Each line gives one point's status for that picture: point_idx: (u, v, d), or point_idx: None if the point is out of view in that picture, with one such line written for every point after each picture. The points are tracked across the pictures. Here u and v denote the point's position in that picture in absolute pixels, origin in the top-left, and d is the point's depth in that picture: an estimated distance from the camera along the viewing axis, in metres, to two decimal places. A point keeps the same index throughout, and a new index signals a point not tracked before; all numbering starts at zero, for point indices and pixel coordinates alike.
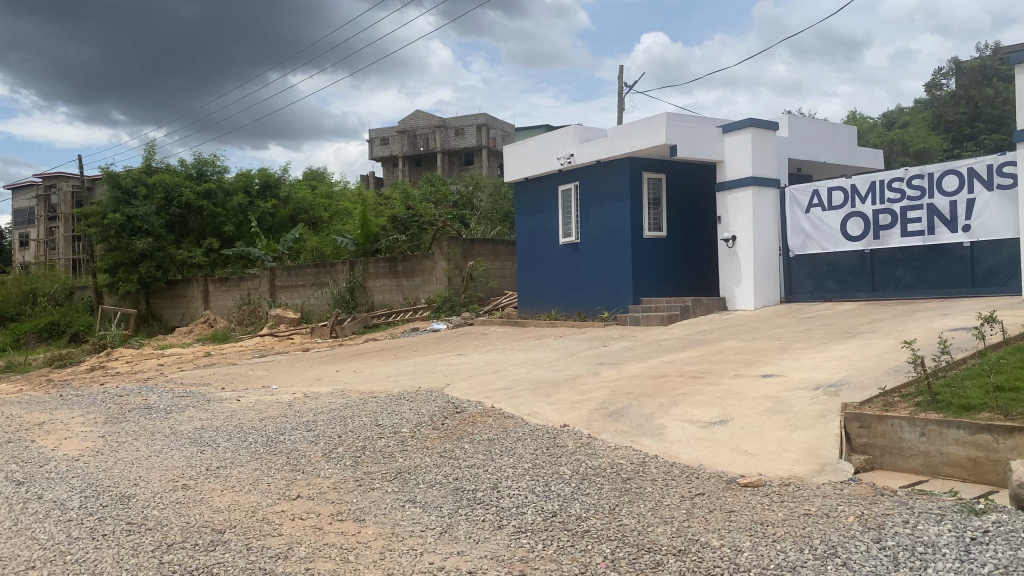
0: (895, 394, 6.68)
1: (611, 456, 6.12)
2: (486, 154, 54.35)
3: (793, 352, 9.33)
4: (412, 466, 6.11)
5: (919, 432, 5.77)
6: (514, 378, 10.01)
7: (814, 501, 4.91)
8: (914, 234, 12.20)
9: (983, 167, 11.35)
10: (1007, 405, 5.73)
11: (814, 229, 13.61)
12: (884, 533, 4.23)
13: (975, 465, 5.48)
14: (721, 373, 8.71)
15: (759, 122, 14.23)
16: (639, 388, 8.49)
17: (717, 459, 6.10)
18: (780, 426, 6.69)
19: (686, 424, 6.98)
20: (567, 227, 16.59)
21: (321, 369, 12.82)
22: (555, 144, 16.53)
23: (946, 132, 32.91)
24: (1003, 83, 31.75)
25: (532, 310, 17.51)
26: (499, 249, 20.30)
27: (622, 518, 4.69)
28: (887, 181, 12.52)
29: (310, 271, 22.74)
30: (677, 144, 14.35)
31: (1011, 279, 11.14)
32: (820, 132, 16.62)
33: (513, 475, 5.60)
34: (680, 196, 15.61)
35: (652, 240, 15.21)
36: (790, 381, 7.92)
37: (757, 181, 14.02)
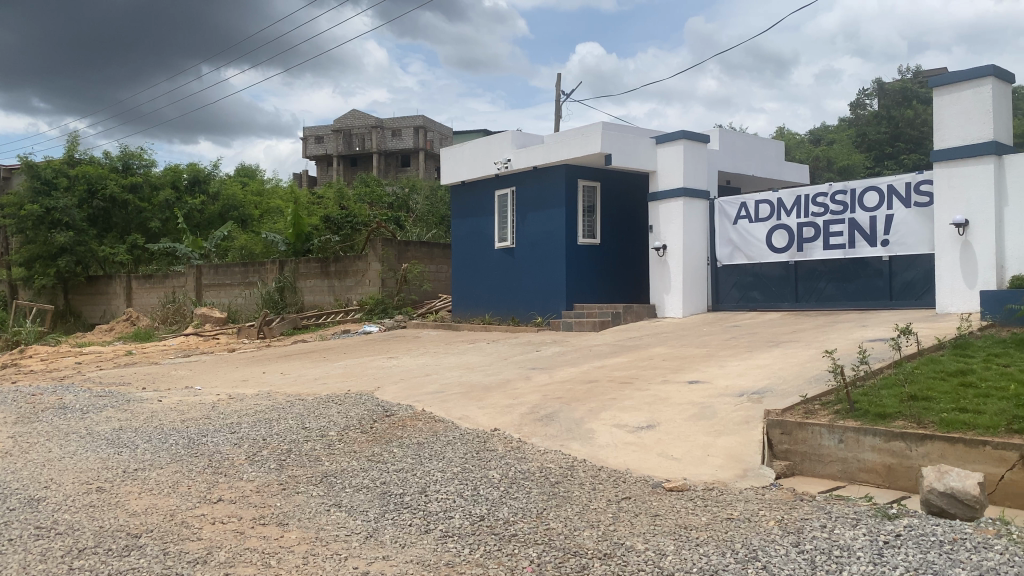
0: (816, 401, 6.88)
1: (541, 460, 6.14)
2: (422, 156, 54.14)
3: (719, 359, 9.55)
4: (338, 470, 6.01)
5: (837, 438, 5.96)
6: (445, 381, 9.96)
7: (737, 506, 5.02)
8: (836, 247, 12.60)
9: (902, 185, 11.77)
10: (920, 413, 5.97)
11: (741, 240, 13.96)
12: (803, 537, 4.35)
13: (888, 472, 5.70)
14: (649, 379, 8.85)
15: (691, 134, 14.51)
16: (569, 392, 8.55)
17: (643, 464, 6.18)
18: (704, 432, 6.82)
19: (614, 429, 7.06)
20: (503, 231, 16.60)
21: (247, 371, 12.54)
22: (492, 148, 16.51)
23: (868, 151, 34.10)
24: (921, 105, 33.16)
25: (467, 313, 17.47)
26: (435, 253, 20.19)
27: (550, 522, 4.71)
28: (811, 195, 12.90)
29: (238, 270, 22.28)
30: (611, 153, 14.53)
31: (926, 294, 11.60)
32: (749, 146, 17.03)
33: (442, 480, 5.57)
34: (614, 204, 15.79)
35: (586, 247, 15.36)
36: (714, 388, 8.07)
37: (688, 192, 14.29)
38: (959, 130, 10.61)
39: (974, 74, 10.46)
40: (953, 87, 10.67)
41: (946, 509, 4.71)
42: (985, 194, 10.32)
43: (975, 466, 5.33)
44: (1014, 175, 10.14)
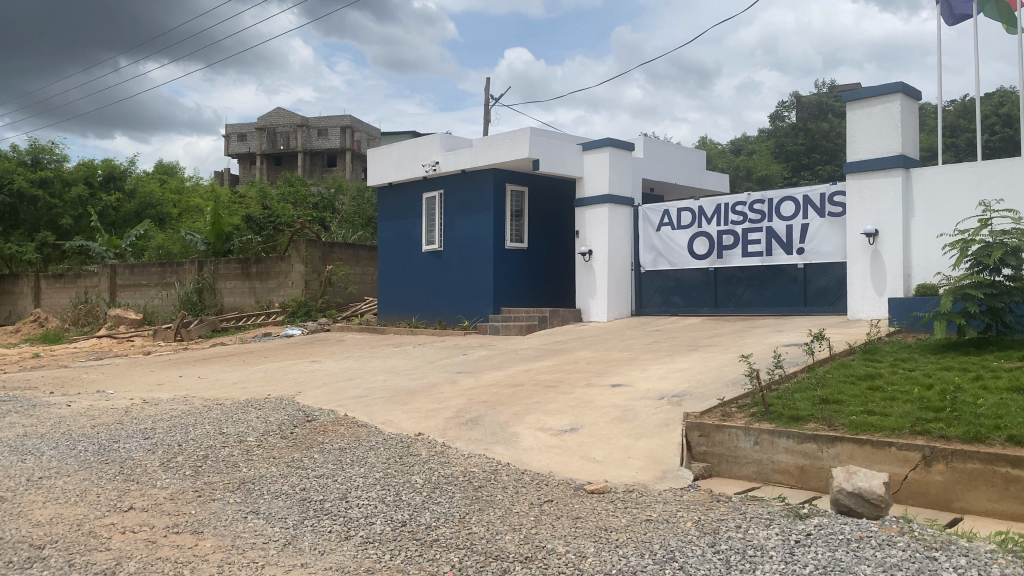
0: (733, 404, 7.06)
1: (464, 464, 6.13)
2: (349, 156, 53.51)
3: (642, 363, 9.71)
4: (256, 476, 5.88)
5: (753, 440, 6.15)
6: (369, 386, 9.85)
7: (656, 507, 5.11)
8: (754, 255, 12.96)
9: (817, 196, 12.20)
10: (831, 416, 6.20)
11: (663, 246, 14.25)
12: (718, 538, 4.46)
13: (801, 472, 5.91)
14: (574, 383, 8.93)
15: (617, 142, 14.75)
16: (494, 396, 8.57)
17: (566, 467, 6.24)
18: (626, 434, 6.92)
19: (538, 432, 7.10)
20: (431, 234, 16.51)
21: (162, 374, 12.15)
22: (420, 151, 16.42)
23: (786, 161, 35.18)
24: (836, 119, 34.50)
25: (393, 316, 17.31)
26: (361, 254, 20.01)
27: (472, 526, 4.70)
28: (731, 204, 13.25)
29: (154, 270, 21.59)
30: (539, 158, 14.63)
31: (838, 300, 12.04)
32: (672, 155, 17.39)
33: (363, 485, 5.51)
34: (540, 209, 15.91)
35: (513, 251, 15.44)
36: (637, 391, 8.21)
37: (613, 198, 14.51)
38: (871, 144, 11.07)
39: (884, 90, 10.94)
40: (864, 102, 11.13)
41: (854, 508, 4.89)
42: (894, 205, 10.76)
43: (882, 466, 5.56)
44: (920, 188, 10.61)
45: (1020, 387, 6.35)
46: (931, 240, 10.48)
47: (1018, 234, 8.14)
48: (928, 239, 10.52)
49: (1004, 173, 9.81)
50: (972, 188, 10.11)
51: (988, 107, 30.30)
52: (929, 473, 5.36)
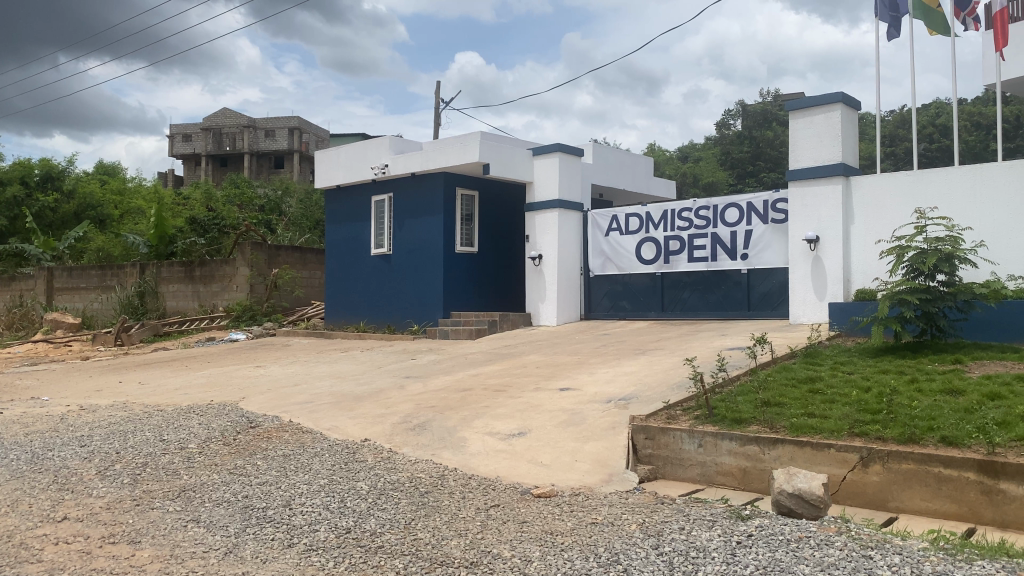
0: (678, 407, 7.15)
1: (410, 470, 6.10)
2: (297, 158, 52.87)
3: (589, 367, 9.78)
4: (197, 483, 5.77)
5: (697, 443, 6.25)
6: (315, 391, 9.72)
7: (601, 510, 5.15)
8: (699, 260, 13.17)
9: (760, 203, 12.44)
10: (773, 418, 6.32)
11: (612, 251, 14.39)
12: (662, 540, 4.51)
13: (743, 474, 6.02)
14: (522, 387, 8.94)
15: (566, 148, 14.85)
16: (442, 401, 8.54)
17: (513, 471, 6.25)
18: (573, 438, 6.96)
19: (486, 437, 7.10)
20: (379, 237, 16.39)
21: (101, 381, 11.84)
22: (368, 154, 16.30)
23: (731, 168, 35.79)
24: (780, 128, 35.26)
25: (341, 321, 17.14)
26: (308, 258, 19.80)
27: (417, 532, 4.68)
28: (677, 210, 13.44)
29: (94, 273, 21.06)
30: (489, 162, 14.64)
31: (780, 305, 12.29)
32: (620, 161, 17.57)
33: (307, 492, 5.44)
34: (490, 213, 15.94)
35: (463, 255, 15.42)
36: (584, 395, 8.25)
37: (562, 203, 14.60)
38: (813, 152, 11.34)
39: (825, 100, 11.21)
40: (807, 112, 11.41)
41: (794, 508, 5.00)
42: (834, 212, 11.03)
43: (821, 467, 5.70)
44: (859, 195, 10.89)
45: (951, 389, 6.57)
46: (869, 246, 10.77)
47: (951, 241, 8.42)
48: (866, 246, 10.81)
49: (939, 181, 10.12)
50: (908, 195, 10.42)
51: (924, 118, 31.28)
52: (867, 474, 5.50)
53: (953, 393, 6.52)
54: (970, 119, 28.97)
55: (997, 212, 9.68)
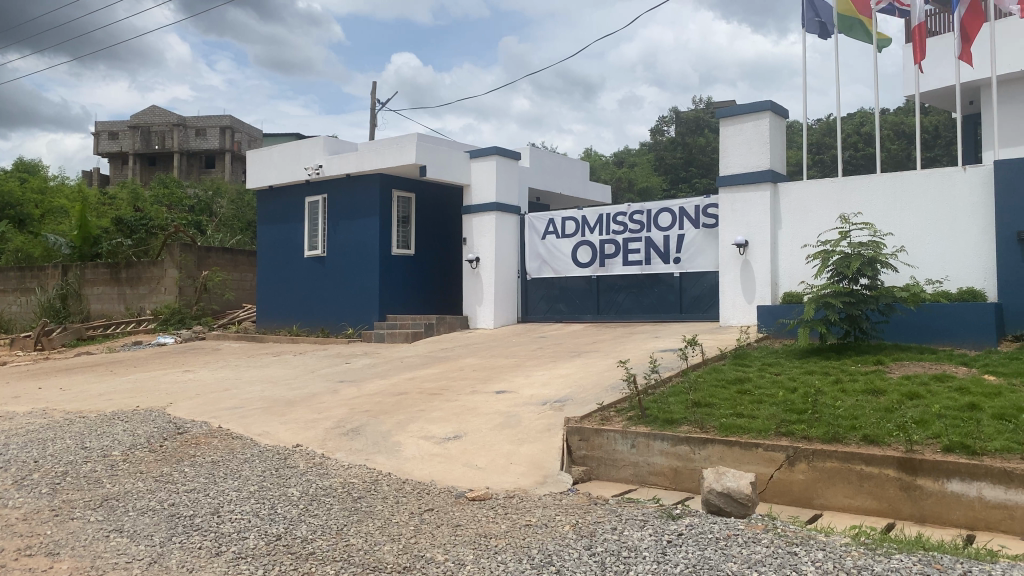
0: (612, 408, 7.25)
1: (343, 475, 6.04)
2: (229, 158, 51.77)
3: (525, 369, 9.82)
4: (121, 492, 5.60)
5: (630, 444, 6.34)
6: (246, 396, 9.53)
7: (535, 512, 5.18)
8: (633, 264, 13.34)
9: (692, 208, 12.69)
10: (704, 419, 6.45)
11: (548, 255, 14.48)
12: (595, 540, 4.56)
13: (674, 474, 6.13)
14: (458, 390, 8.92)
15: (503, 151, 14.88)
16: (377, 405, 8.46)
17: (448, 475, 6.24)
18: (508, 440, 6.97)
19: (421, 441, 7.07)
20: (313, 239, 16.15)
21: (19, 386, 11.38)
22: (302, 154, 16.08)
23: (665, 174, 36.41)
24: (712, 135, 36.03)
25: (273, 324, 16.83)
26: (239, 260, 19.43)
27: (350, 538, 4.64)
28: (613, 214, 13.60)
29: (13, 275, 20.35)
30: (426, 164, 14.57)
31: (711, 308, 12.56)
32: (557, 165, 17.70)
33: (236, 499, 5.33)
34: (426, 216, 15.88)
35: (399, 257, 15.31)
36: (520, 398, 8.29)
37: (499, 206, 14.63)
38: (742, 159, 11.62)
39: (753, 108, 11.50)
40: (736, 119, 11.68)
41: (723, 508, 5.11)
42: (763, 218, 11.32)
43: (749, 466, 5.83)
44: (787, 201, 11.19)
45: (873, 389, 6.80)
46: (796, 251, 11.08)
47: (873, 246, 8.72)
48: (794, 250, 11.12)
49: (862, 188, 10.48)
50: (833, 202, 10.75)
51: (849, 127, 32.31)
52: (792, 473, 5.66)
53: (874, 393, 6.75)
54: (892, 129, 30.02)
55: (916, 219, 10.06)
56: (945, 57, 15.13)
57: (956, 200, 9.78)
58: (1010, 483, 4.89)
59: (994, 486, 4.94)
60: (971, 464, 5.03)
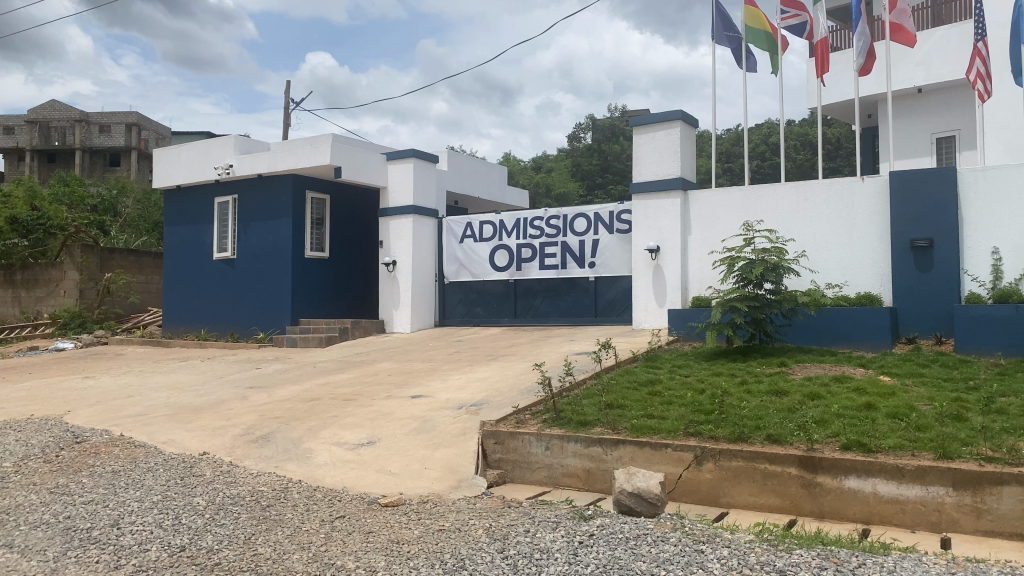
0: (527, 411, 7.30)
1: (252, 483, 5.89)
2: (134, 156, 49.90)
3: (441, 374, 9.78)
4: (12, 506, 5.32)
5: (544, 446, 6.41)
6: (150, 403, 9.20)
7: (448, 517, 5.17)
8: (550, 268, 13.45)
9: (606, 213, 12.88)
10: (616, 420, 6.57)
11: (465, 258, 14.47)
12: (508, 543, 4.59)
13: (587, 475, 6.23)
14: (373, 395, 8.83)
15: (420, 153, 14.80)
16: (288, 411, 8.29)
17: (361, 481, 6.17)
18: (423, 445, 6.93)
19: (333, 447, 6.97)
20: (223, 240, 15.74)
21: None
22: (211, 153, 15.60)
23: (582, 180, 36.90)
24: (627, 143, 36.77)
25: (180, 328, 16.30)
26: (144, 262, 18.76)
27: (258, 547, 4.53)
28: (529, 219, 13.68)
29: None
30: (340, 166, 14.37)
31: (625, 311, 12.81)
32: (475, 169, 17.72)
33: (138, 510, 5.15)
34: (341, 218, 15.67)
35: (313, 260, 15.05)
36: (436, 402, 8.26)
37: (416, 209, 14.54)
38: (655, 166, 11.87)
39: (665, 117, 11.76)
40: (649, 128, 11.93)
41: (633, 508, 5.21)
42: (674, 224, 11.59)
43: (659, 466, 5.96)
44: (696, 208, 11.49)
45: (777, 390, 7.06)
46: (705, 256, 11.38)
47: (776, 252, 9.04)
48: (703, 256, 11.43)
49: (767, 197, 10.86)
50: (740, 209, 11.11)
51: (757, 137, 33.44)
52: (700, 472, 5.81)
53: (778, 394, 7.00)
54: (797, 139, 31.21)
55: (818, 227, 10.49)
56: (845, 72, 15.84)
57: (855, 209, 10.23)
58: (902, 477, 5.16)
59: (887, 481, 5.20)
60: (867, 461, 5.27)
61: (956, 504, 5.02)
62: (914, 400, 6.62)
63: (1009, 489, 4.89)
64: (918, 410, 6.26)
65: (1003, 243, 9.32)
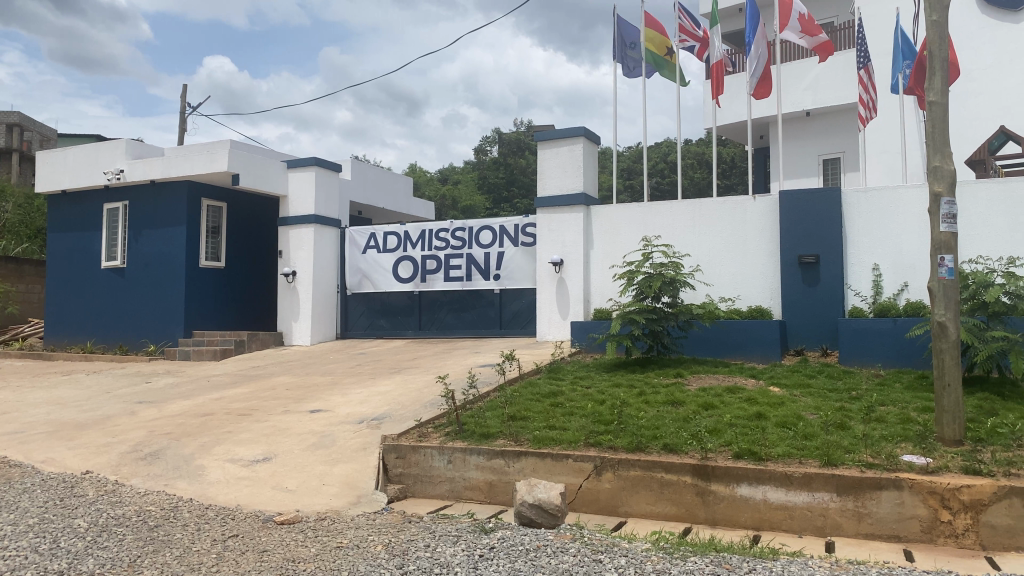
0: (430, 425, 7.25)
1: (138, 503, 5.64)
2: (16, 159, 47.15)
3: (342, 387, 9.61)
4: None
5: (446, 459, 6.38)
6: (29, 420, 8.68)
7: (347, 533, 5.08)
8: (454, 280, 13.41)
9: (511, 226, 12.98)
10: (518, 432, 6.59)
11: (368, 269, 14.27)
12: (407, 559, 4.53)
13: (489, 488, 6.23)
14: (270, 410, 8.59)
15: (322, 162, 14.55)
16: (180, 427, 7.97)
17: (255, 499, 5.99)
18: (321, 461, 6.78)
19: (227, 464, 6.74)
20: (112, 248, 15.05)
21: None
22: (99, 156, 14.87)
23: (488, 192, 37.04)
24: (532, 157, 37.20)
25: (62, 339, 15.46)
26: (24, 270, 17.75)
27: (143, 570, 4.33)
28: (434, 230, 13.62)
29: None
30: (239, 173, 13.98)
31: (529, 323, 12.92)
32: (379, 179, 17.53)
33: (11, 535, 4.84)
34: (238, 227, 15.24)
35: (208, 270, 14.57)
36: (335, 416, 8.10)
37: (318, 219, 14.29)
38: (558, 180, 12.03)
39: (568, 133, 11.94)
40: (553, 143, 12.09)
41: (534, 519, 5.24)
42: (576, 238, 11.77)
43: (559, 477, 6.02)
44: (598, 223, 11.72)
45: (673, 401, 7.25)
46: (606, 270, 11.61)
47: (673, 266, 9.31)
48: (603, 270, 11.65)
49: (665, 213, 11.17)
50: (640, 224, 11.39)
51: (657, 155, 34.40)
52: (600, 482, 5.90)
53: (674, 404, 7.19)
54: (694, 158, 32.31)
55: (712, 242, 10.86)
56: (739, 94, 16.49)
57: (747, 227, 10.64)
58: (790, 484, 5.36)
59: (776, 488, 5.40)
60: (758, 469, 5.46)
61: (839, 509, 5.26)
62: (801, 409, 6.91)
63: (887, 493, 5.16)
64: (804, 419, 6.54)
65: (882, 260, 9.86)
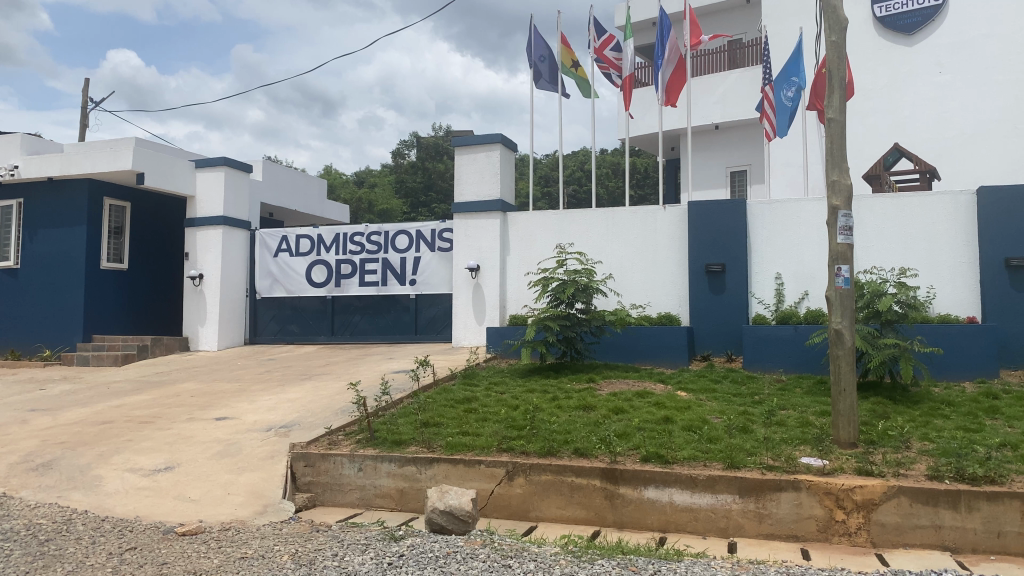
0: (341, 432, 7.14)
1: (29, 516, 5.37)
2: None
3: (250, 394, 9.37)
4: None
5: (357, 467, 6.31)
6: None
7: (251, 543, 4.96)
8: (369, 284, 13.27)
9: (427, 231, 12.96)
10: (431, 438, 6.58)
11: (279, 273, 13.98)
12: (314, 569, 4.46)
13: (400, 495, 6.19)
14: (173, 418, 8.30)
15: (232, 162, 14.19)
16: (76, 436, 7.63)
17: (155, 510, 5.79)
18: (227, 469, 6.60)
19: (126, 474, 6.49)
20: (4, 248, 14.30)
21: None
22: None
23: (405, 196, 36.80)
24: (450, 163, 37.17)
25: None
26: None
27: None
28: (349, 234, 13.45)
29: None
30: (144, 172, 13.50)
31: (445, 329, 12.88)
32: (292, 181, 17.21)
33: None
34: (142, 228, 14.71)
35: (109, 271, 14.01)
36: (242, 424, 7.89)
37: (227, 221, 13.93)
38: (475, 186, 12.06)
39: (485, 139, 11.97)
40: (470, 148, 12.10)
41: (445, 526, 5.23)
42: (493, 244, 11.81)
43: (472, 483, 6.03)
44: (515, 230, 11.81)
45: (585, 405, 7.35)
46: (522, 276, 11.69)
47: (586, 273, 9.46)
48: (519, 276, 11.74)
49: (580, 220, 11.34)
50: (555, 231, 11.52)
51: (574, 163, 34.85)
52: (511, 487, 5.94)
53: (586, 409, 7.29)
54: (610, 167, 32.88)
55: (625, 250, 11.07)
56: (652, 106, 16.87)
57: (658, 235, 10.90)
58: (695, 487, 5.51)
59: (682, 490, 5.54)
60: (665, 472, 5.60)
61: (741, 510, 5.43)
62: (707, 413, 7.12)
63: (786, 494, 5.36)
64: (709, 423, 6.74)
65: (784, 270, 10.25)
